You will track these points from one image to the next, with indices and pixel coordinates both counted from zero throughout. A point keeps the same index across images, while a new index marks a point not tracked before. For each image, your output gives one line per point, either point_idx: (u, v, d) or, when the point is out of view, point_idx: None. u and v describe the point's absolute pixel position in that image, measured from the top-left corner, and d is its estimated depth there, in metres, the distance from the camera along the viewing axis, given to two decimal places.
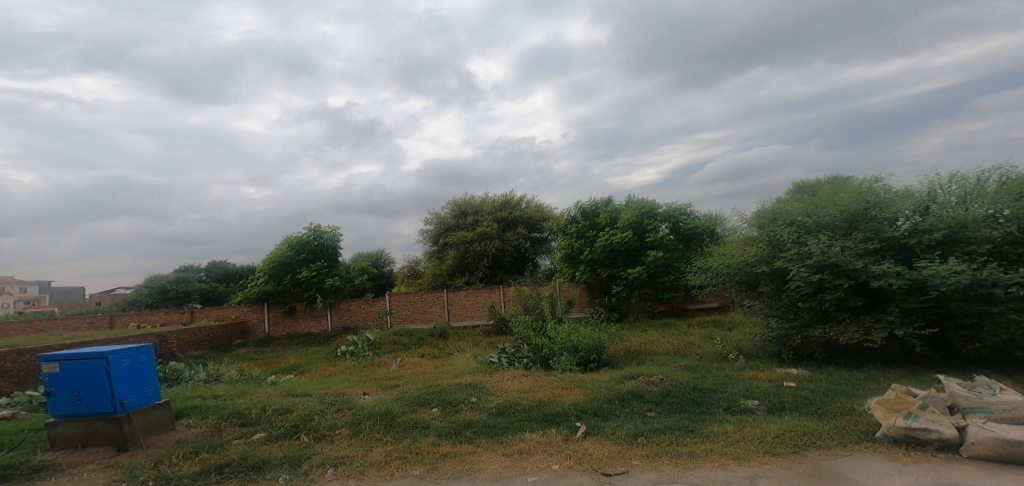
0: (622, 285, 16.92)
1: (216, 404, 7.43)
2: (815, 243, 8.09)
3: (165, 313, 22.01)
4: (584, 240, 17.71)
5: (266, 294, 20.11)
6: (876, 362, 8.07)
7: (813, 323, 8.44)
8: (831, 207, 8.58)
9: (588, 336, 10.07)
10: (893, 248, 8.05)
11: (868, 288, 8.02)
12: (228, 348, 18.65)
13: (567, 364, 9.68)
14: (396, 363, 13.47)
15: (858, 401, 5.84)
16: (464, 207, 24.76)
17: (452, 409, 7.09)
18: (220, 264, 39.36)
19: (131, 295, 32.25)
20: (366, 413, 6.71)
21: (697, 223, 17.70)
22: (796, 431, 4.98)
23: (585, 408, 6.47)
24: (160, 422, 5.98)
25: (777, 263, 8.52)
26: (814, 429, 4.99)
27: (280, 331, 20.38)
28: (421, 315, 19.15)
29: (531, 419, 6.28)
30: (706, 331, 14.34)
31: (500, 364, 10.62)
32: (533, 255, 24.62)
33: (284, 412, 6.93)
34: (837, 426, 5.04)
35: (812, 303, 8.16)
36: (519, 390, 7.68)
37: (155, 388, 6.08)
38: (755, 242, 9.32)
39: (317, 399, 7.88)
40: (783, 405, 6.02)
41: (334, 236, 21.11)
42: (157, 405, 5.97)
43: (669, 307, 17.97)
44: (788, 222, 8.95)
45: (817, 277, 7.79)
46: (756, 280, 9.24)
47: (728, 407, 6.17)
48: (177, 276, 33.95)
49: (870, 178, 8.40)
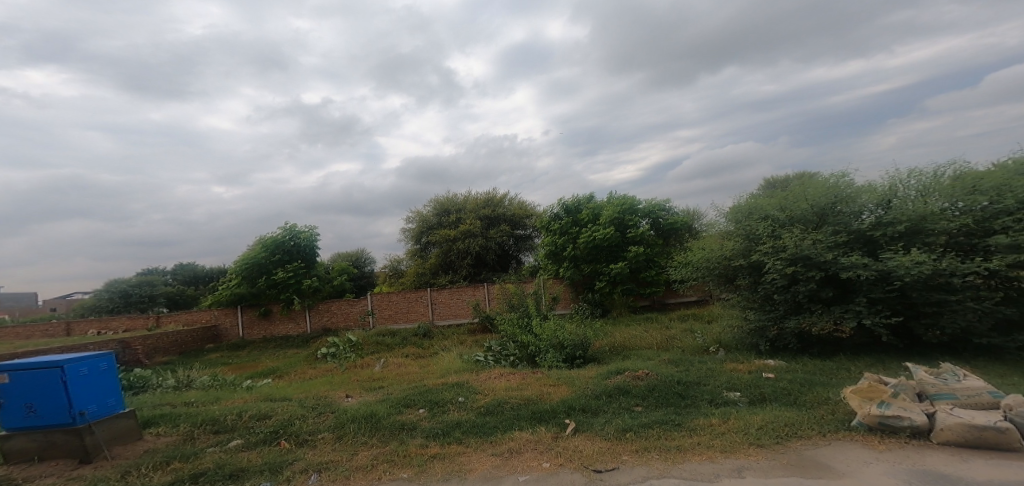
0: (605, 281, 17.07)
1: (193, 411, 7.22)
2: (788, 236, 8.26)
3: (127, 319, 21.30)
4: (567, 237, 17.78)
5: (240, 296, 19.65)
6: (846, 352, 8.30)
7: (787, 315, 8.63)
8: (802, 201, 8.78)
9: (574, 332, 10.14)
10: (860, 241, 8.27)
11: (837, 280, 8.23)
12: (197, 353, 18.20)
13: (554, 361, 9.72)
14: (379, 364, 13.34)
15: (836, 390, 6.01)
16: (446, 205, 24.58)
17: (439, 409, 7.04)
18: (189, 267, 38.32)
19: (90, 300, 31.04)
20: (350, 417, 6.63)
21: (677, 218, 17.97)
22: (779, 422, 5.09)
23: (574, 405, 6.50)
24: (125, 433, 5.80)
25: (753, 256, 8.70)
26: (795, 420, 5.10)
27: (256, 334, 19.96)
28: (404, 314, 18.96)
29: (520, 417, 6.28)
30: (687, 325, 14.58)
31: (487, 363, 10.59)
32: (516, 252, 24.63)
33: (265, 417, 6.78)
34: (814, 415, 5.17)
35: (786, 295, 8.34)
36: (506, 388, 7.67)
37: (119, 397, 5.88)
38: (732, 236, 9.48)
39: (299, 404, 7.73)
40: (764, 397, 6.14)
41: (310, 236, 20.75)
42: (121, 415, 5.78)
43: (651, 302, 18.20)
44: (762, 216, 9.14)
45: (791, 270, 7.96)
46: (734, 274, 9.40)
47: (713, 400, 6.28)
48: (140, 279, 32.85)
49: (838, 173, 8.63)
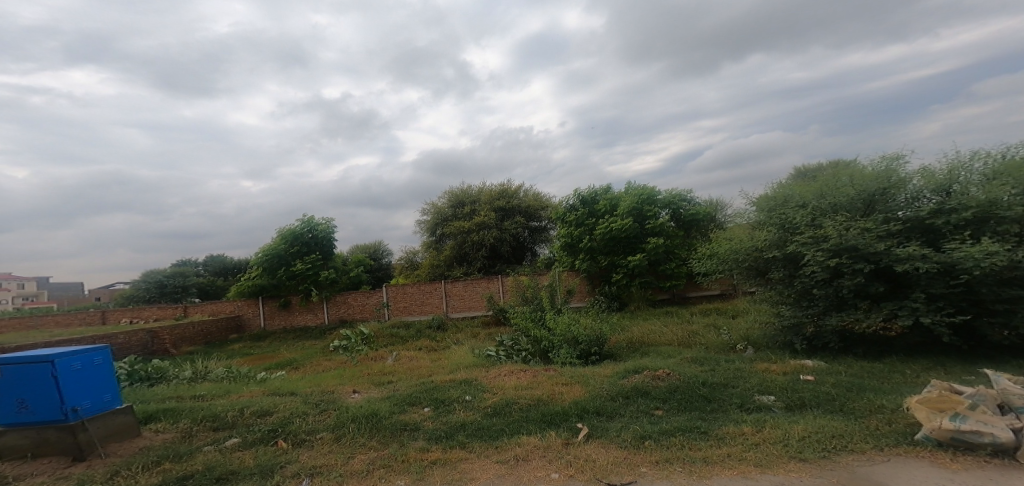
0: (622, 274, 16.43)
1: (195, 406, 6.95)
2: (832, 226, 7.53)
3: (158, 308, 21.56)
4: (583, 228, 17.16)
5: (260, 287, 19.63)
6: (897, 353, 7.55)
7: (828, 311, 7.90)
8: (847, 188, 8.02)
9: (589, 327, 9.59)
10: (915, 230, 7.48)
11: (889, 273, 7.47)
12: (221, 343, 18.24)
13: (567, 358, 9.19)
14: (392, 357, 13.03)
15: (887, 397, 5.33)
16: (462, 197, 24.15)
17: (445, 408, 6.60)
18: (218, 258, 38.93)
19: (127, 290, 31.77)
20: (350, 415, 6.23)
21: (698, 209, 17.15)
22: (823, 432, 4.47)
23: (588, 407, 5.98)
24: (121, 430, 5.49)
25: (789, 247, 7.98)
26: (843, 431, 4.48)
27: (275, 324, 19.94)
28: (418, 307, 18.64)
29: (530, 420, 5.78)
30: (709, 320, 13.88)
31: (497, 358, 10.12)
32: (532, 244, 24.11)
33: (262, 414, 6.43)
34: (868, 427, 4.53)
35: (829, 290, 7.62)
36: (516, 387, 7.16)
37: (115, 393, 5.57)
38: (765, 226, 8.76)
39: (300, 399, 7.38)
40: (802, 402, 5.51)
41: (328, 228, 20.58)
42: (117, 412, 5.47)
43: (670, 296, 17.50)
44: (800, 205, 8.41)
45: (835, 262, 7.24)
46: (768, 266, 8.69)
47: (743, 404, 5.68)
48: (173, 270, 33.44)
49: (891, 156, 7.79)
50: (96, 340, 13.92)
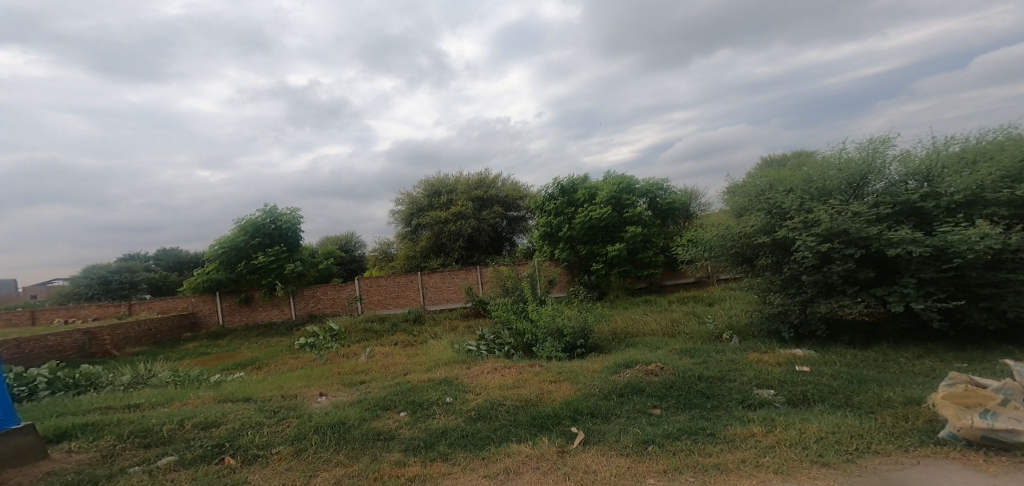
0: (601, 263, 16.11)
1: (128, 418, 6.22)
2: (821, 210, 7.26)
3: (97, 307, 20.12)
4: (562, 217, 16.72)
5: (218, 282, 18.48)
6: (887, 340, 7.36)
7: (815, 299, 7.64)
8: (834, 172, 7.75)
9: (573, 319, 9.17)
10: (903, 213, 7.25)
11: (878, 258, 7.25)
12: (175, 342, 17.11)
13: (552, 351, 8.75)
14: (364, 353, 12.35)
15: (893, 389, 5.04)
16: (436, 186, 23.36)
17: (423, 413, 6.04)
18: (172, 251, 36.90)
19: (69, 287, 29.74)
20: (314, 425, 5.61)
21: (675, 197, 16.94)
22: (841, 432, 4.11)
23: (580, 408, 5.54)
24: (19, 452, 4.88)
25: (778, 233, 7.68)
26: (862, 430, 4.13)
27: (237, 321, 18.84)
28: (393, 300, 17.90)
29: (518, 424, 5.29)
30: (689, 308, 13.70)
31: (479, 353, 9.57)
32: (508, 234, 23.61)
33: (208, 427, 5.75)
34: (884, 424, 4.21)
35: (817, 276, 7.35)
36: (501, 387, 6.64)
37: (4, 413, 4.94)
38: (751, 212, 8.44)
39: (257, 407, 6.69)
40: (805, 396, 5.17)
41: (292, 218, 19.51)
42: (11, 432, 4.87)
43: (647, 285, 17.35)
44: (787, 190, 8.11)
45: (826, 247, 6.96)
46: (754, 253, 8.39)
47: (742, 400, 5.33)
48: (121, 265, 31.50)
49: (879, 138, 7.52)
50: (24, 343, 12.74)
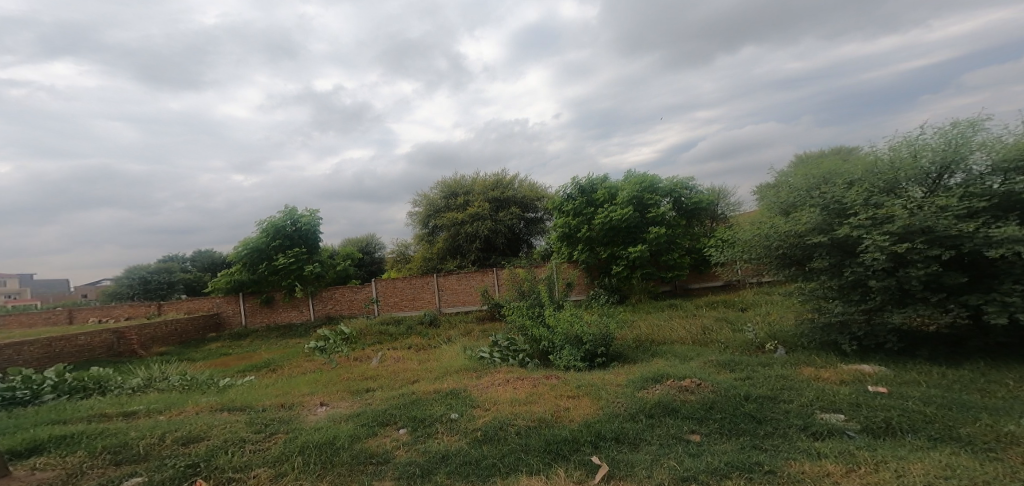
0: (623, 266, 15.15)
1: (111, 429, 5.67)
2: (896, 204, 6.33)
3: (129, 307, 20.24)
4: (581, 218, 15.81)
5: (240, 283, 18.23)
6: (974, 359, 6.28)
7: (885, 307, 6.66)
8: (908, 160, 6.70)
9: (594, 325, 8.35)
10: (998, 207, 6.21)
11: (968, 260, 6.24)
12: (198, 343, 16.89)
13: (571, 361, 7.93)
14: (377, 358, 11.76)
15: (1009, 427, 4.10)
16: (454, 187, 22.74)
17: (424, 431, 5.34)
18: (206, 253, 37.31)
19: (111, 287, 30.35)
20: (300, 443, 4.94)
21: (701, 196, 15.81)
22: (957, 479, 3.34)
23: (604, 431, 4.79)
24: None
25: (840, 231, 6.71)
26: (986, 477, 3.34)
27: (257, 322, 18.56)
28: (410, 302, 17.32)
29: (529, 449, 4.53)
30: (718, 313, 12.70)
31: (491, 361, 8.81)
32: (527, 236, 22.86)
33: (189, 443, 5.12)
34: (1013, 471, 3.43)
35: (890, 281, 6.37)
36: (513, 402, 5.86)
37: None
38: (802, 208, 7.44)
39: (247, 418, 6.09)
40: (889, 425, 4.37)
41: (312, 220, 19.17)
42: None
43: (672, 288, 16.37)
44: (847, 183, 7.15)
45: (904, 247, 6.02)
46: (806, 254, 7.39)
47: (802, 427, 4.51)
48: (158, 265, 31.95)
49: (967, 120, 6.44)
50: (54, 342, 12.63)
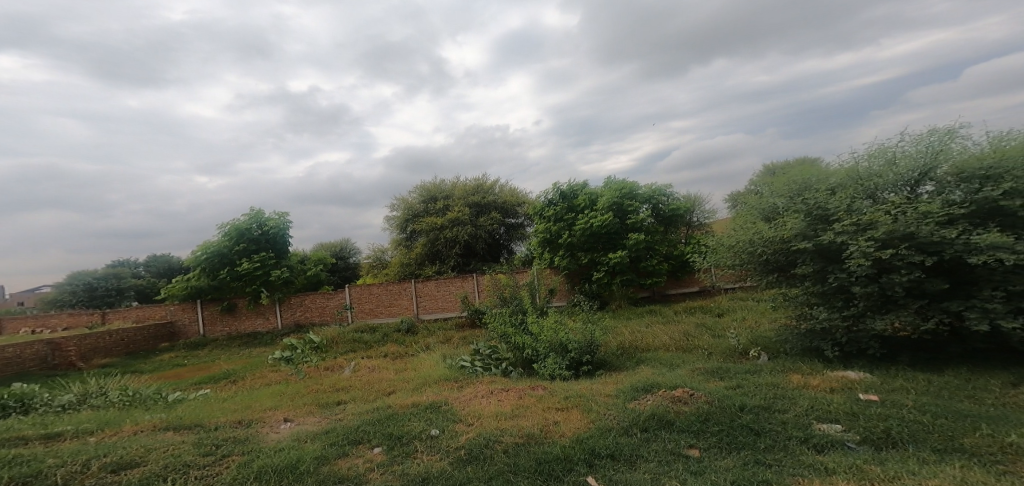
0: (603, 272, 15.00)
1: (25, 457, 5.10)
2: (879, 211, 6.26)
3: (68, 316, 18.95)
4: (562, 223, 15.59)
5: (200, 289, 17.30)
6: (957, 365, 6.25)
7: (868, 313, 6.57)
8: (890, 167, 6.66)
9: (579, 331, 8.09)
10: (977, 214, 6.13)
11: (950, 267, 6.19)
12: (148, 354, 15.93)
13: (555, 369, 7.63)
14: (349, 367, 11.22)
15: (1011, 439, 3.97)
16: (433, 192, 22.27)
17: (401, 450, 4.95)
18: (162, 258, 35.55)
19: (52, 294, 28.49)
20: (250, 473, 4.57)
21: (679, 203, 15.78)
22: None
23: (597, 448, 4.51)
24: None
25: (823, 237, 6.61)
26: None
27: (219, 330, 17.62)
28: (386, 308, 16.75)
29: (519, 470, 4.24)
30: (696, 319, 12.64)
31: (472, 370, 8.43)
32: (507, 242, 22.55)
33: (119, 470, 4.75)
34: None
35: (873, 287, 6.28)
36: (497, 416, 5.51)
37: None
38: (785, 214, 7.33)
39: (191, 440, 5.58)
40: (889, 435, 4.20)
41: (280, 223, 18.36)
42: None
43: (650, 293, 16.30)
44: (830, 189, 7.07)
45: (888, 253, 5.94)
46: (790, 260, 7.27)
47: (802, 439, 4.31)
48: (107, 271, 30.22)
49: (943, 128, 6.45)
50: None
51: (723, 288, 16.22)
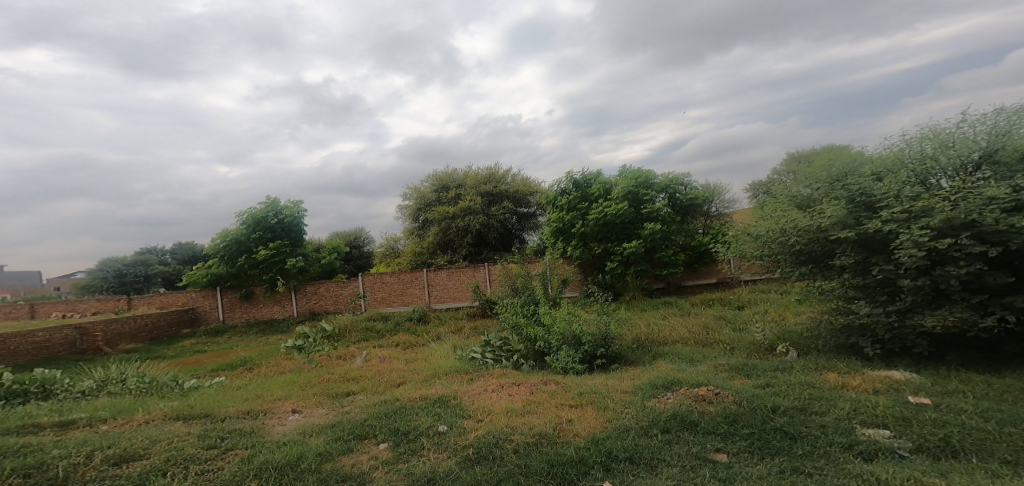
0: (617, 262, 14.54)
1: (30, 446, 4.91)
2: (934, 197, 5.79)
3: (96, 301, 19.18)
4: (575, 213, 15.15)
5: (218, 277, 17.30)
6: (1011, 365, 5.75)
7: (916, 308, 6.06)
8: (945, 150, 6.12)
9: (593, 324, 7.72)
10: None
11: (1012, 259, 5.67)
12: (172, 340, 15.89)
13: (568, 362, 7.28)
14: (360, 356, 11.01)
15: None
16: (445, 180, 21.95)
17: (407, 448, 4.64)
18: (187, 245, 35.97)
19: (84, 279, 29.05)
20: (250, 469, 4.31)
21: (697, 192, 15.21)
22: None
23: (615, 451, 4.15)
24: None
25: (869, 226, 6.14)
26: None
27: (237, 318, 17.61)
28: (398, 297, 16.55)
29: (529, 473, 3.92)
30: (714, 311, 12.15)
31: (483, 362, 8.12)
32: (519, 231, 22.20)
33: (122, 462, 4.42)
34: None
35: (925, 280, 5.80)
36: (508, 412, 5.18)
37: None
38: (824, 202, 6.86)
39: (197, 430, 5.35)
40: (947, 444, 3.79)
41: (296, 212, 18.24)
42: None
43: (665, 285, 15.82)
44: (877, 175, 6.58)
45: (945, 243, 5.46)
46: (828, 250, 6.80)
47: (845, 446, 3.91)
48: (137, 257, 30.66)
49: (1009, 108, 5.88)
50: (9, 338, 11.77)
51: (742, 280, 15.67)
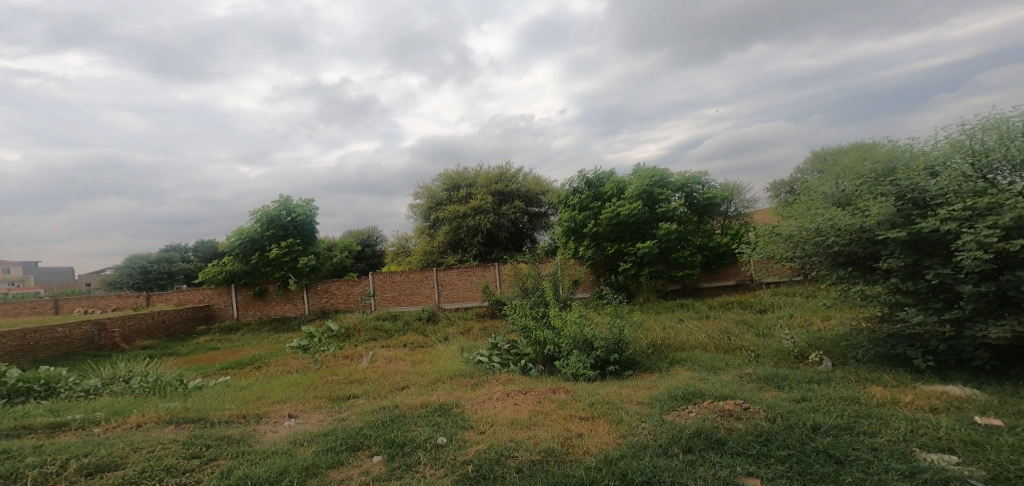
0: (630, 263, 13.96)
1: (12, 452, 4.63)
2: (1001, 194, 5.33)
3: (117, 297, 19.29)
4: (587, 212, 14.60)
5: (232, 274, 17.20)
6: None
7: (975, 317, 5.59)
8: (1010, 143, 5.58)
9: (605, 327, 7.23)
10: None
11: None
12: (187, 336, 15.83)
13: (579, 368, 6.81)
14: (366, 357, 10.68)
15: None
16: (456, 179, 21.59)
17: (403, 461, 4.25)
18: (209, 243, 36.31)
19: (111, 276, 29.54)
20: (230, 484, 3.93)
21: (714, 192, 14.53)
22: None
23: (631, 472, 3.70)
24: None
25: (923, 225, 5.68)
26: None
27: (250, 315, 17.49)
28: (408, 297, 16.24)
29: None
30: (732, 315, 11.54)
31: (489, 366, 7.70)
32: (531, 231, 21.75)
33: (96, 473, 4.15)
34: None
35: (990, 286, 5.33)
36: (512, 424, 4.75)
37: None
38: (867, 198, 6.37)
39: (186, 436, 5.02)
40: None
41: (308, 210, 18.06)
42: None
43: (681, 287, 15.20)
44: (928, 169, 6.04)
45: (1018, 245, 5.01)
46: (870, 252, 6.33)
47: (906, 474, 3.43)
48: (161, 255, 31.07)
49: None
50: (30, 333, 11.67)
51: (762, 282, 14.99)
